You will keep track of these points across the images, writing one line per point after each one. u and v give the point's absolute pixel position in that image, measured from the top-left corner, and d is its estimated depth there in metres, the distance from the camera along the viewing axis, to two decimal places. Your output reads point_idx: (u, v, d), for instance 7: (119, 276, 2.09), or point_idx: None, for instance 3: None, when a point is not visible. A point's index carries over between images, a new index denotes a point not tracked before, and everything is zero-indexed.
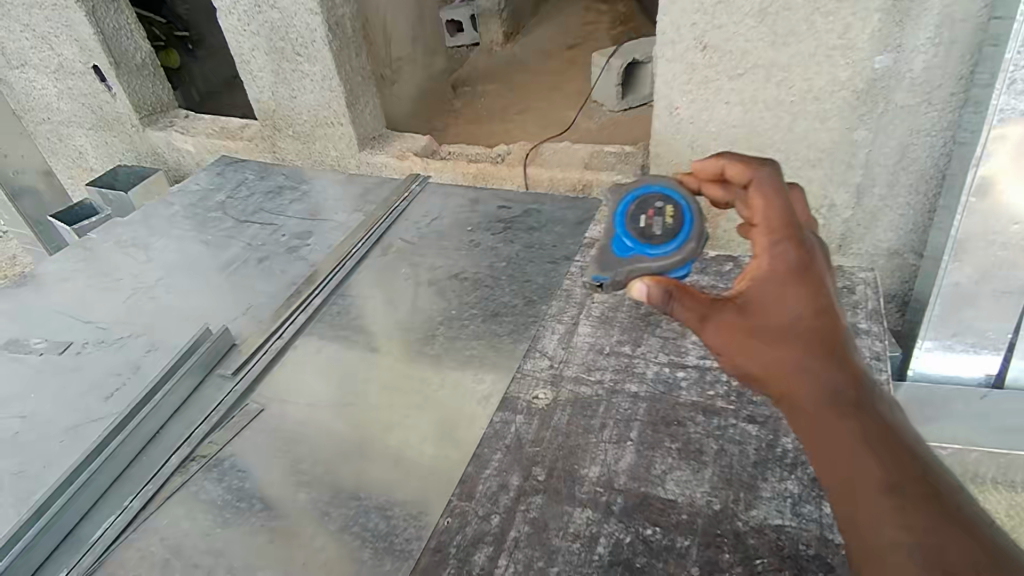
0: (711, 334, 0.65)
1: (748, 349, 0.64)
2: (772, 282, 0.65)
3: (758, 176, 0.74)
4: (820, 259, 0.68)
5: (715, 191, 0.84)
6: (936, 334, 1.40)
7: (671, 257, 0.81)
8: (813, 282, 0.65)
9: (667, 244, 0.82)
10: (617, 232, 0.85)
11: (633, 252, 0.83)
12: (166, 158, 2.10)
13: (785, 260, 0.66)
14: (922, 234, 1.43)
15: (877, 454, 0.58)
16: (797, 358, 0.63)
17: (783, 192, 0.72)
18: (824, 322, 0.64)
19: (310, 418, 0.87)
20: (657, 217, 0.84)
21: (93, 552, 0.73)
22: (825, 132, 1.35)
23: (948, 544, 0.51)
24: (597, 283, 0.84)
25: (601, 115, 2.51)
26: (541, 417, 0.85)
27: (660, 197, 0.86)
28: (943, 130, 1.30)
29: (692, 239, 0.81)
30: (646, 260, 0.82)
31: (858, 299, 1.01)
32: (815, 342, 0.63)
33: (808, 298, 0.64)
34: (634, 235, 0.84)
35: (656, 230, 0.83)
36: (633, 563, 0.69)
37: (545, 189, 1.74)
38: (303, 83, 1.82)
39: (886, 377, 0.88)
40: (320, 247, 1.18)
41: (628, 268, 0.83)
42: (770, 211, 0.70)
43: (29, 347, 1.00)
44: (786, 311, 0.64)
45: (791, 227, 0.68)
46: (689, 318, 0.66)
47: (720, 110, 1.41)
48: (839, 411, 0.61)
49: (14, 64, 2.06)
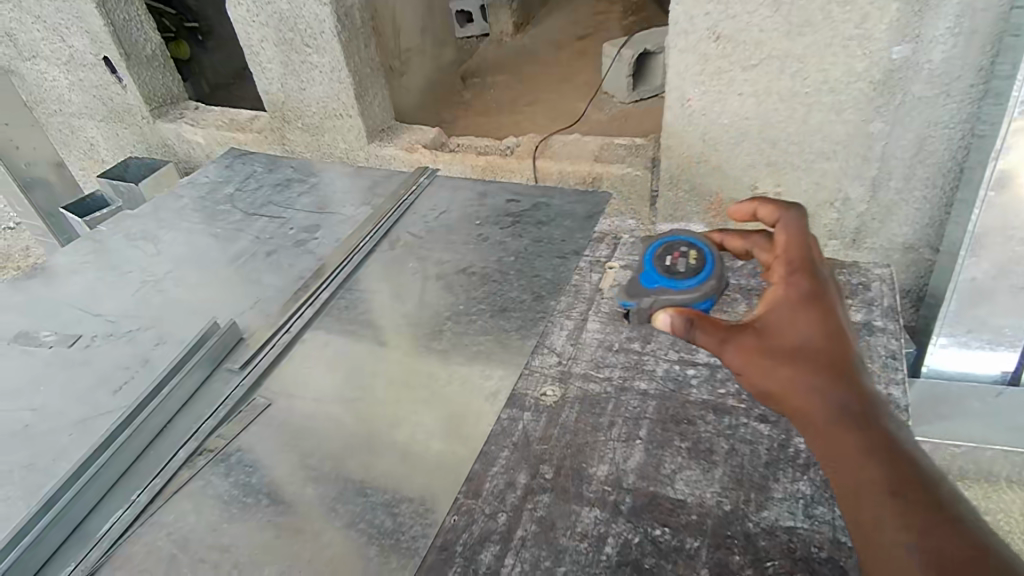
0: (729, 354, 0.69)
1: (762, 368, 0.66)
2: (784, 307, 0.70)
3: (782, 218, 0.80)
4: (832, 292, 0.72)
5: (736, 242, 0.91)
6: (951, 330, 1.38)
7: (692, 291, 0.88)
8: (824, 309, 0.69)
9: (690, 281, 0.89)
10: (645, 268, 0.92)
11: (659, 285, 0.90)
12: (176, 150, 2.10)
13: (796, 289, 0.71)
14: (939, 228, 1.40)
15: (882, 463, 0.57)
16: (807, 376, 0.64)
17: (807, 237, 0.79)
18: (836, 345, 0.66)
19: (318, 412, 0.87)
20: (682, 257, 0.91)
21: (101, 547, 0.73)
22: (841, 125, 1.32)
23: (946, 543, 0.49)
24: (625, 309, 0.93)
25: (611, 106, 2.49)
26: (549, 414, 0.85)
27: (685, 243, 0.93)
28: (962, 122, 1.27)
29: (712, 278, 0.89)
30: (669, 293, 0.89)
31: (874, 295, 0.99)
32: (825, 362, 0.65)
33: (817, 321, 0.68)
34: (661, 271, 0.91)
35: (680, 268, 0.90)
36: (641, 564, 0.68)
37: (554, 181, 1.72)
38: (312, 74, 1.81)
39: (901, 375, 0.86)
40: (328, 240, 1.18)
41: (654, 298, 0.90)
42: (787, 250, 0.77)
43: (39, 340, 1.01)
44: (797, 332, 0.68)
45: (805, 264, 0.74)
46: (711, 345, 0.70)
47: (732, 101, 1.39)
48: (846, 423, 0.61)
49: (26, 55, 2.06)
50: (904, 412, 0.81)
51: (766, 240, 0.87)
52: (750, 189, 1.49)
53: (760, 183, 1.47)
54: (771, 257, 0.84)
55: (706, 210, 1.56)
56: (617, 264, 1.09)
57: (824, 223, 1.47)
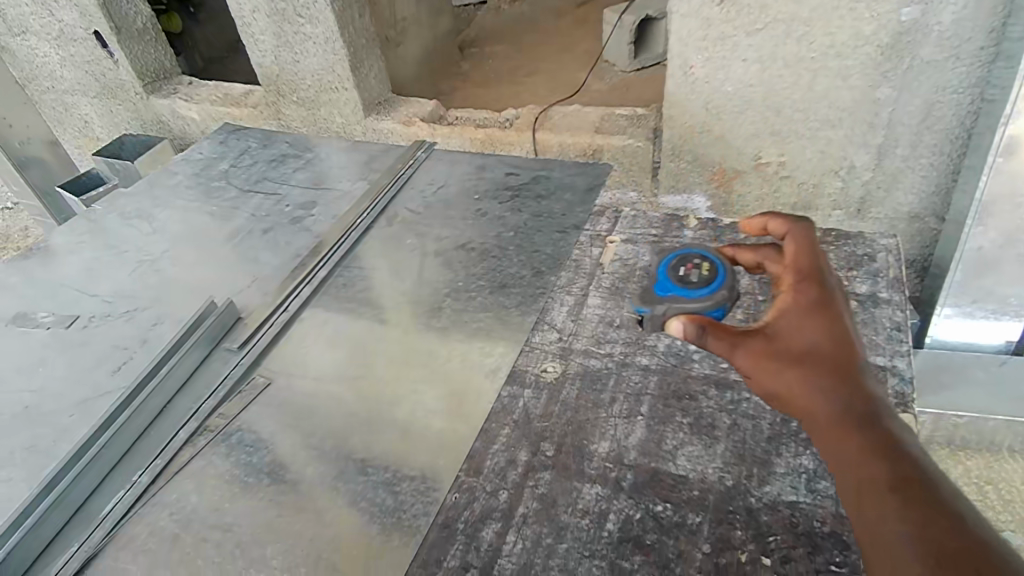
0: (737, 357, 0.66)
1: (770, 371, 0.65)
2: (793, 313, 0.68)
3: (791, 228, 0.77)
4: (841, 299, 0.70)
5: (746, 254, 0.82)
6: (956, 301, 1.36)
7: (703, 300, 0.77)
8: (833, 316, 0.67)
9: (702, 290, 0.78)
10: (657, 276, 0.82)
11: (671, 293, 0.79)
12: (171, 127, 2.07)
13: (804, 295, 0.69)
14: (946, 196, 1.37)
15: (884, 461, 0.56)
16: (813, 379, 0.63)
17: (816, 246, 0.76)
18: (844, 350, 0.65)
19: (318, 391, 0.86)
20: (694, 267, 0.81)
21: (104, 527, 0.73)
22: (847, 91, 1.29)
23: (945, 536, 0.49)
24: (637, 316, 0.81)
25: (612, 75, 2.44)
26: (550, 390, 0.84)
27: (699, 255, 0.82)
28: (972, 87, 1.23)
29: (724, 288, 0.78)
30: (680, 301, 0.78)
31: (879, 267, 0.97)
32: (831, 365, 0.64)
33: (826, 327, 0.66)
34: (672, 279, 0.80)
35: (692, 278, 0.80)
36: (643, 540, 0.68)
37: (554, 154, 1.69)
38: (306, 46, 1.77)
39: (907, 347, 0.85)
40: (324, 217, 1.16)
41: (665, 307, 0.79)
42: (796, 258, 0.74)
43: (37, 321, 1.00)
44: (804, 336, 0.66)
45: (814, 271, 0.72)
46: (720, 347, 0.67)
47: (736, 68, 1.35)
48: (851, 424, 0.60)
49: (16, 31, 2.01)
50: (909, 384, 0.81)
51: (775, 252, 0.80)
52: (753, 159, 1.46)
53: (764, 152, 1.44)
54: (781, 268, 0.78)
55: (709, 181, 1.54)
56: (617, 238, 1.07)
57: (829, 193, 1.45)
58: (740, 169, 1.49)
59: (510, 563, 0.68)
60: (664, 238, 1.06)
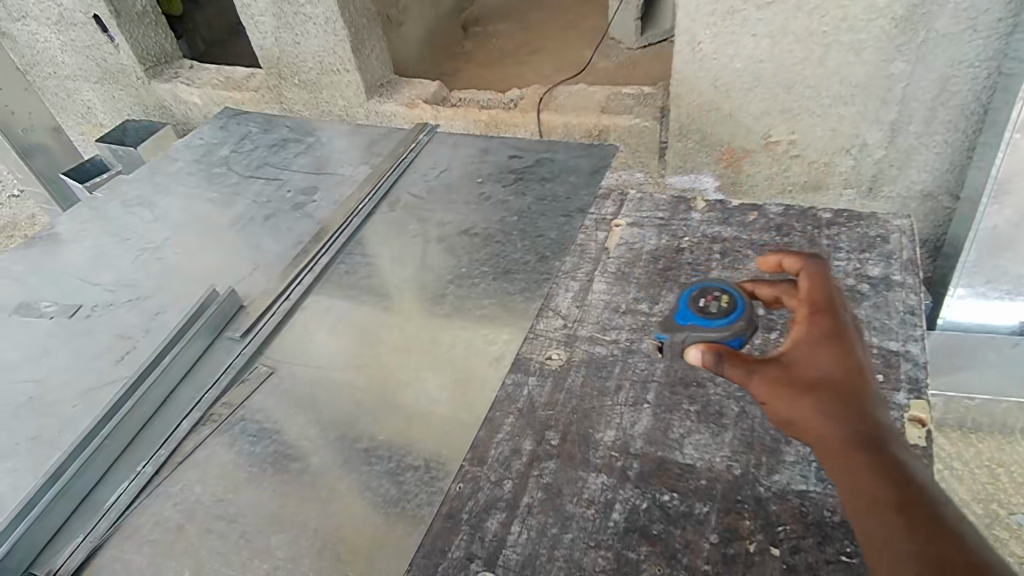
0: (753, 386, 0.63)
1: (783, 400, 0.61)
2: (808, 343, 0.64)
3: (804, 263, 0.72)
4: (857, 330, 0.66)
5: (764, 288, 0.76)
6: (970, 281, 1.34)
7: (721, 330, 0.73)
8: (849, 346, 0.64)
9: (722, 319, 0.74)
10: (677, 305, 0.77)
11: (691, 321, 0.75)
12: (173, 112, 2.05)
13: (819, 324, 0.65)
14: (960, 174, 1.34)
15: (893, 484, 0.54)
16: (825, 403, 0.60)
17: (832, 280, 0.71)
18: (858, 377, 0.62)
19: (321, 380, 0.85)
20: (714, 296, 0.76)
21: (109, 517, 0.73)
22: (860, 66, 1.26)
23: (948, 562, 0.49)
24: (657, 343, 0.77)
25: (618, 52, 2.39)
26: (555, 378, 0.83)
27: (719, 285, 0.77)
28: (988, 60, 1.19)
29: (744, 318, 0.73)
30: (698, 331, 0.74)
31: (892, 248, 0.94)
32: (845, 393, 0.61)
33: (840, 355, 0.63)
34: (691, 309, 0.75)
35: (712, 308, 0.75)
36: (649, 530, 0.67)
37: (559, 135, 1.66)
38: (307, 27, 1.73)
39: (921, 331, 0.83)
40: (326, 203, 1.14)
41: (684, 335, 0.75)
42: (811, 291, 0.69)
43: (40, 311, 0.99)
44: (818, 363, 0.62)
45: (830, 302, 0.68)
46: (738, 374, 0.64)
47: (746, 43, 1.31)
48: (860, 448, 0.57)
49: (15, 16, 1.99)
50: (923, 368, 0.79)
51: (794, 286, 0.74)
52: (763, 138, 1.43)
53: (774, 131, 1.41)
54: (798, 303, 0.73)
55: (717, 161, 1.51)
56: (623, 221, 1.05)
57: (840, 172, 1.42)
58: (749, 149, 1.46)
59: (516, 554, 0.68)
60: (671, 220, 1.04)
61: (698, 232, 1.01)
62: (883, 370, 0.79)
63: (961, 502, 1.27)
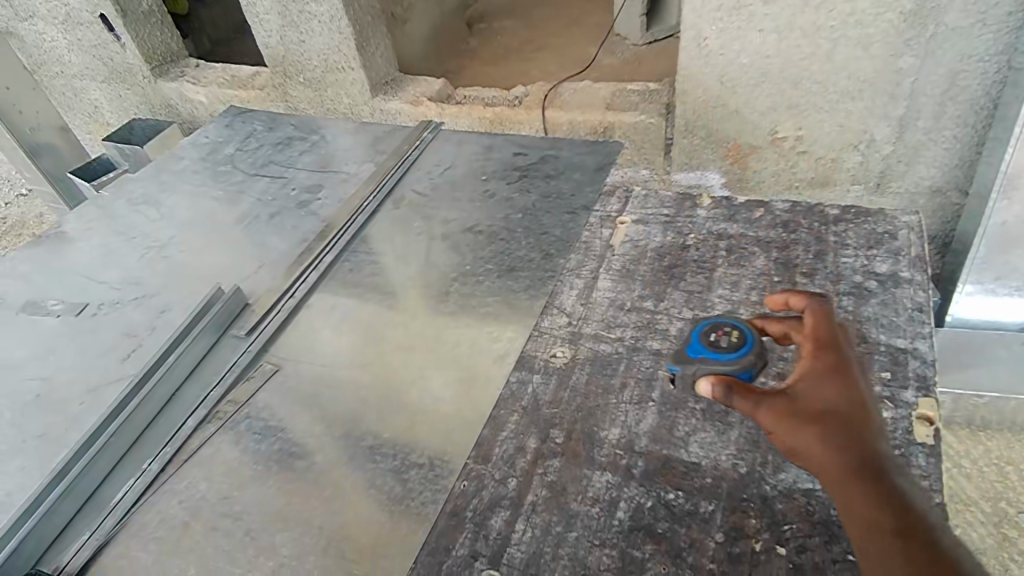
0: (760, 417, 0.63)
1: (788, 430, 0.61)
2: (813, 376, 0.64)
3: (809, 300, 0.72)
4: (862, 366, 0.66)
5: (774, 324, 0.74)
6: (978, 278, 1.33)
7: (731, 363, 0.71)
8: (853, 380, 0.63)
9: (733, 353, 0.72)
10: (688, 339, 0.76)
11: (701, 355, 0.73)
12: (180, 111, 2.06)
13: (823, 358, 0.65)
14: (970, 169, 1.32)
15: (894, 512, 0.54)
16: (829, 434, 0.60)
17: (838, 318, 0.71)
18: (862, 409, 0.61)
19: (326, 377, 0.86)
20: (724, 331, 0.74)
21: (114, 515, 0.74)
22: (868, 61, 1.25)
23: None
24: (669, 374, 0.76)
25: (624, 49, 2.38)
26: (560, 376, 0.83)
27: (729, 320, 0.76)
28: (998, 54, 1.17)
29: (754, 352, 0.72)
30: (708, 363, 0.72)
31: (900, 245, 0.93)
32: (850, 424, 0.60)
33: (844, 388, 0.63)
34: (702, 342, 0.74)
35: (722, 341, 0.73)
36: (654, 529, 0.67)
37: (565, 133, 1.65)
38: (311, 25, 1.73)
39: (930, 328, 0.82)
40: (331, 201, 1.15)
41: (695, 367, 0.73)
42: (817, 327, 0.69)
43: (47, 309, 1.00)
44: (823, 395, 0.62)
45: (835, 338, 0.67)
46: (746, 406, 0.64)
47: (753, 39, 1.30)
48: (863, 476, 0.57)
49: (23, 15, 1.99)
50: (931, 366, 0.78)
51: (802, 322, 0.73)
52: (770, 134, 1.42)
53: (781, 127, 1.40)
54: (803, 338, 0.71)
55: (723, 157, 1.50)
56: (628, 218, 1.04)
57: (847, 167, 1.40)
58: (755, 145, 1.45)
59: (520, 552, 0.68)
60: (676, 217, 1.03)
61: (703, 229, 1.00)
62: (890, 367, 0.78)
63: (969, 500, 1.26)
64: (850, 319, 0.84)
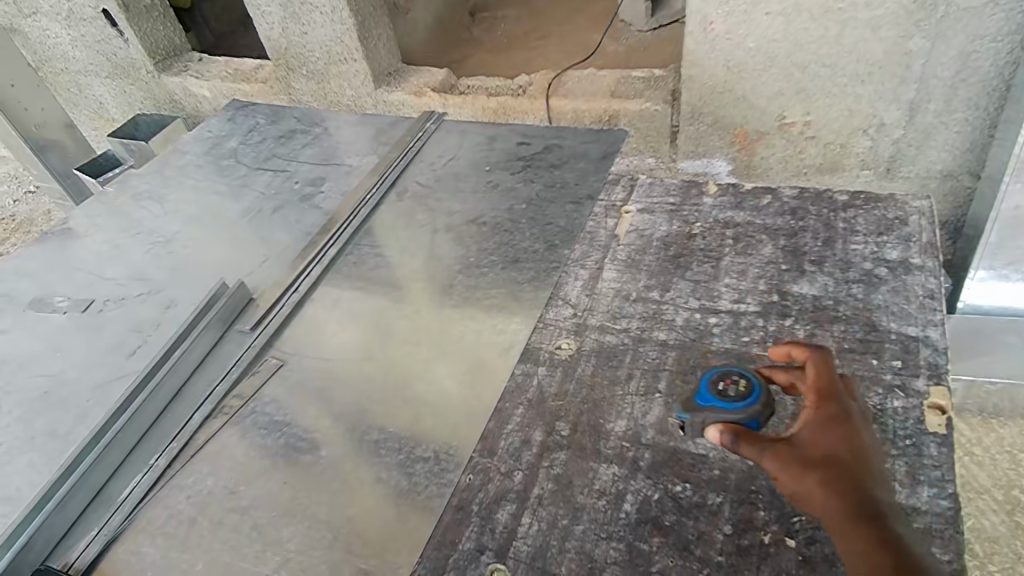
0: (765, 463, 0.62)
1: (793, 477, 0.60)
2: (815, 424, 0.63)
3: (811, 352, 0.69)
4: (862, 413, 0.65)
5: (779, 373, 0.72)
6: (991, 262, 1.29)
7: (739, 412, 0.70)
8: (853, 429, 0.63)
9: (742, 403, 0.70)
10: (697, 390, 0.74)
11: (711, 405, 0.71)
12: (183, 106, 2.05)
13: (824, 406, 0.64)
14: (982, 152, 1.29)
15: (891, 554, 0.55)
16: (833, 481, 0.59)
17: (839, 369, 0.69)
18: (863, 455, 0.61)
19: (332, 371, 0.85)
20: (733, 379, 0.73)
21: (122, 512, 0.74)
22: (877, 43, 1.23)
23: None
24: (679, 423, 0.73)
25: (629, 35, 2.35)
26: (565, 368, 0.82)
27: (735, 368, 0.74)
28: (1011, 34, 1.14)
29: (761, 402, 0.70)
30: (718, 413, 0.70)
31: (911, 231, 0.91)
32: (851, 472, 0.60)
33: (845, 435, 0.62)
34: (711, 391, 0.72)
35: (730, 391, 0.72)
36: (662, 521, 0.67)
37: (569, 121, 1.63)
38: (313, 16, 1.72)
39: (942, 316, 0.80)
40: (333, 194, 1.14)
41: (705, 417, 0.71)
42: (818, 377, 0.67)
43: (53, 306, 1.00)
44: (825, 442, 0.62)
45: (838, 388, 0.66)
46: (751, 453, 0.63)
47: (760, 22, 1.28)
48: (863, 523, 0.57)
49: (26, 12, 1.99)
50: (943, 354, 0.77)
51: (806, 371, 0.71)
52: (777, 119, 1.39)
53: (789, 112, 1.38)
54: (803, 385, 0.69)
55: (731, 144, 1.48)
56: (634, 207, 1.03)
57: (856, 152, 1.38)
58: (763, 131, 1.43)
59: (526, 545, 0.67)
60: (682, 206, 1.02)
61: (710, 217, 0.99)
62: (902, 356, 0.77)
63: (982, 488, 1.24)
64: (861, 308, 0.83)
